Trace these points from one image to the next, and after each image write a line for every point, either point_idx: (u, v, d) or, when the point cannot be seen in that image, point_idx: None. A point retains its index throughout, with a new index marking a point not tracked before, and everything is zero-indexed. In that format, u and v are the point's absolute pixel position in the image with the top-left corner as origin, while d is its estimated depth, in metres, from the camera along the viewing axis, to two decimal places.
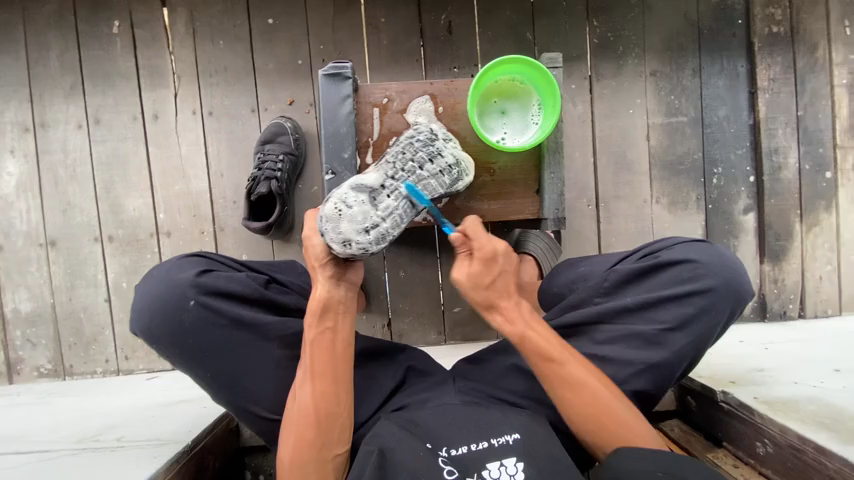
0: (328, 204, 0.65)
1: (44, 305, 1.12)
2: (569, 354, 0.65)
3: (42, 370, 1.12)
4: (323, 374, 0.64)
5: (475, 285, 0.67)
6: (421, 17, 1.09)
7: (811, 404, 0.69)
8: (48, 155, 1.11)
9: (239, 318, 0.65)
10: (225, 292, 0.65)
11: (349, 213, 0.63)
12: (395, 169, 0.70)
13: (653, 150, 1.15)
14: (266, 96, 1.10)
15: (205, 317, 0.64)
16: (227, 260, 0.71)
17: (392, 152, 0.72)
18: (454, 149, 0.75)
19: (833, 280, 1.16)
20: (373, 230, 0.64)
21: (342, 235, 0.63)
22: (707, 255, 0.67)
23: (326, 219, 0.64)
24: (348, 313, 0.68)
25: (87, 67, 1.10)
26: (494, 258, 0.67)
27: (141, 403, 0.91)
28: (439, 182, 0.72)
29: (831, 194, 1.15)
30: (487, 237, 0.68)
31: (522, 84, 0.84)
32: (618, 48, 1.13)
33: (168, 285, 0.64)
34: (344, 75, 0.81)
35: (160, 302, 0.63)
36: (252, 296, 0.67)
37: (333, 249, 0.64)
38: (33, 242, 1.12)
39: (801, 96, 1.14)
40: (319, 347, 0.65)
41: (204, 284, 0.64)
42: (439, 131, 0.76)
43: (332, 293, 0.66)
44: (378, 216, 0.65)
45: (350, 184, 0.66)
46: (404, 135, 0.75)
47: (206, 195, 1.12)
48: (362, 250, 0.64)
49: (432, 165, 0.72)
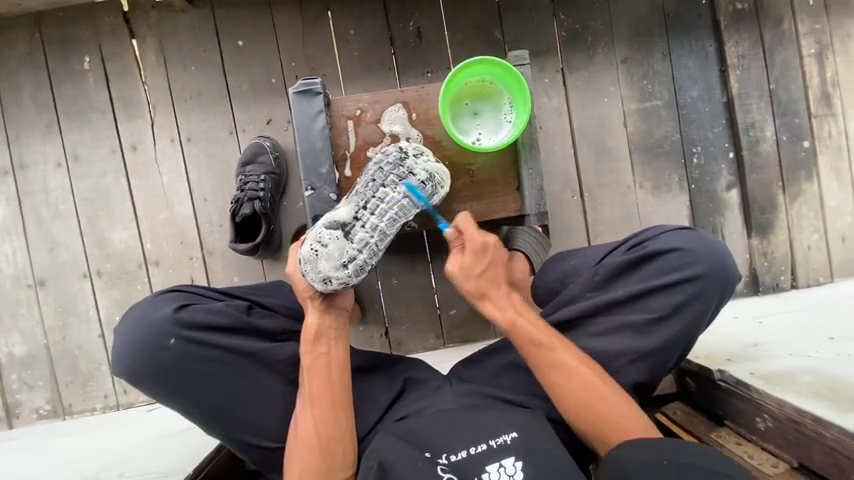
0: (305, 245, 0.67)
1: (38, 346, 1.11)
2: (555, 339, 0.67)
3: (42, 412, 1.11)
4: (322, 399, 0.65)
5: (465, 275, 0.70)
6: (389, 25, 1.09)
7: (807, 375, 0.70)
8: (30, 196, 1.11)
9: (223, 349, 0.65)
10: (205, 325, 0.65)
11: (326, 251, 0.66)
12: (366, 198, 0.70)
13: (632, 136, 1.16)
14: (243, 117, 1.10)
15: (188, 353, 0.63)
16: (206, 291, 0.70)
17: (363, 179, 0.72)
18: (425, 163, 0.73)
19: (821, 248, 1.17)
20: (351, 263, 0.66)
21: (322, 274, 0.66)
22: (693, 243, 0.68)
23: (305, 260, 0.67)
24: (342, 337, 0.68)
25: (61, 104, 1.10)
26: (484, 249, 0.71)
27: (142, 436, 0.90)
28: (413, 201, 0.71)
29: (810, 163, 1.16)
30: (477, 230, 0.72)
31: (492, 84, 0.84)
32: (587, 38, 1.14)
33: (147, 325, 0.64)
34: (314, 91, 0.81)
35: (141, 343, 0.63)
36: (233, 326, 0.66)
37: (315, 287, 0.67)
38: (21, 284, 1.11)
39: (771, 70, 1.15)
40: (316, 373, 0.65)
41: (183, 320, 0.64)
42: (410, 146, 0.75)
43: (323, 320, 0.67)
44: (354, 249, 0.66)
45: (324, 221, 0.68)
46: (374, 159, 0.74)
47: (191, 221, 1.11)
48: (342, 284, 0.67)
49: (405, 186, 0.72)
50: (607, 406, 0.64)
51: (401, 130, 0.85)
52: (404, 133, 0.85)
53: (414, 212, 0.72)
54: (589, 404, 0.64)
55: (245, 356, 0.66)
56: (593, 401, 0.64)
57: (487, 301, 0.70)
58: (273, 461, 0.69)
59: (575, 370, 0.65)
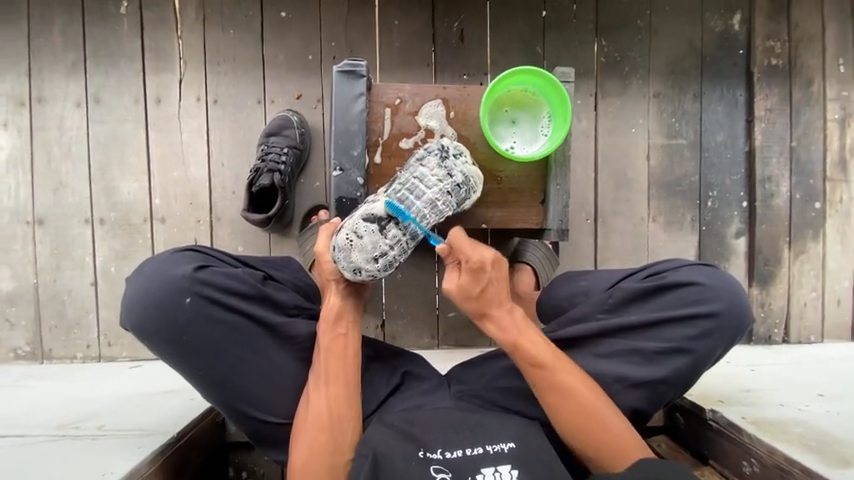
0: (340, 233, 0.66)
1: (27, 285, 1.09)
2: (555, 358, 0.66)
3: (19, 353, 1.08)
4: (335, 378, 0.65)
5: (464, 296, 0.69)
6: (434, 23, 1.10)
7: (798, 427, 0.71)
8: (43, 131, 1.08)
9: (236, 313, 0.63)
10: (221, 288, 0.63)
11: (359, 242, 0.65)
12: (404, 194, 0.69)
13: (652, 170, 1.17)
14: (274, 88, 1.09)
15: (199, 313, 0.62)
16: (224, 256, 0.69)
17: (404, 175, 0.72)
18: (464, 165, 0.74)
19: (816, 307, 1.20)
20: (382, 258, 0.66)
21: (353, 264, 0.65)
22: (712, 279, 0.69)
23: (339, 248, 0.66)
24: (359, 321, 0.69)
25: (91, 45, 1.08)
26: (482, 268, 0.68)
27: (124, 392, 0.88)
28: (448, 203, 0.71)
29: (819, 224, 1.19)
30: (473, 248, 0.69)
31: (534, 95, 0.85)
32: (624, 68, 1.15)
33: (162, 279, 0.62)
34: (358, 73, 0.81)
35: (154, 296, 0.61)
36: (248, 293, 0.65)
37: (344, 275, 0.67)
38: (20, 220, 1.08)
39: (795, 128, 1.18)
40: (332, 351, 0.65)
41: (201, 279, 0.62)
42: (451, 145, 0.75)
43: (346, 303, 0.68)
44: (387, 244, 0.65)
45: (361, 210, 0.68)
46: (417, 155, 0.74)
47: (205, 183, 1.10)
48: (371, 276, 0.66)
49: (443, 185, 0.71)
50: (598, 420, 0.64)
51: (436, 126, 0.84)
52: (439, 129, 0.85)
53: (447, 214, 0.71)
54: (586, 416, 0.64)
55: (254, 324, 0.65)
56: (583, 411, 0.64)
57: (487, 320, 0.69)
58: (269, 434, 0.68)
59: (570, 389, 0.65)
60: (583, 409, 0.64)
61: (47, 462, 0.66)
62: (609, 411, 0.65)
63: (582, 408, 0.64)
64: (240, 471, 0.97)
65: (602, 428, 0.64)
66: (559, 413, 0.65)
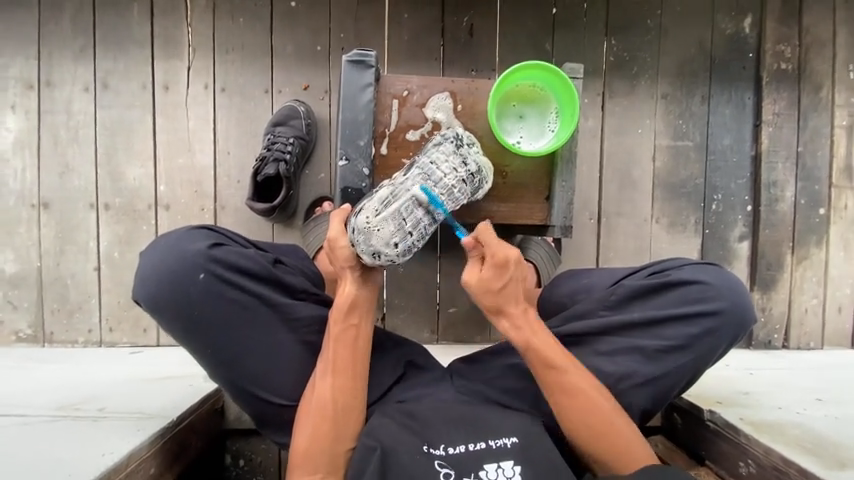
0: (359, 215, 0.65)
1: (30, 268, 1.09)
2: (570, 364, 0.66)
3: (21, 335, 1.09)
4: (343, 368, 0.65)
5: (483, 289, 0.68)
6: (443, 17, 1.09)
7: (796, 428, 0.71)
8: (51, 115, 1.09)
9: (247, 293, 0.64)
10: (234, 267, 0.64)
11: (380, 226, 0.64)
12: (422, 180, 0.69)
13: (658, 171, 1.17)
14: (281, 78, 1.09)
15: (211, 290, 0.62)
16: (237, 236, 0.69)
17: (421, 159, 0.72)
18: (477, 155, 0.75)
19: (817, 314, 1.20)
20: (401, 242, 0.65)
21: (372, 247, 0.64)
22: (715, 278, 0.69)
23: (357, 231, 0.65)
24: (372, 311, 0.68)
25: (101, 30, 1.08)
26: (507, 264, 0.67)
27: (125, 377, 0.89)
28: (461, 191, 0.72)
29: (822, 230, 1.19)
30: (498, 242, 0.68)
31: (542, 91, 0.84)
32: (632, 67, 1.15)
33: (177, 254, 0.62)
34: (367, 63, 0.80)
35: (167, 271, 0.62)
36: (259, 274, 0.65)
37: (362, 259, 0.66)
38: (25, 202, 1.09)
39: (802, 133, 1.17)
40: (342, 342, 0.65)
41: (215, 257, 0.63)
42: (464, 136, 0.76)
43: (361, 291, 0.67)
44: (408, 228, 0.65)
45: (383, 193, 0.67)
46: (432, 141, 0.75)
47: (210, 171, 1.10)
48: (389, 261, 0.65)
49: (458, 173, 0.72)
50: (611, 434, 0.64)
51: (443, 119, 0.84)
52: (446, 122, 0.84)
53: (461, 202, 0.72)
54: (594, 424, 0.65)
55: (264, 305, 0.65)
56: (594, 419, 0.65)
57: (503, 318, 0.68)
58: (272, 416, 0.68)
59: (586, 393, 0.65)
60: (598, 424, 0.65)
61: (48, 440, 0.66)
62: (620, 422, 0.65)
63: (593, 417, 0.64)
64: (238, 458, 0.98)
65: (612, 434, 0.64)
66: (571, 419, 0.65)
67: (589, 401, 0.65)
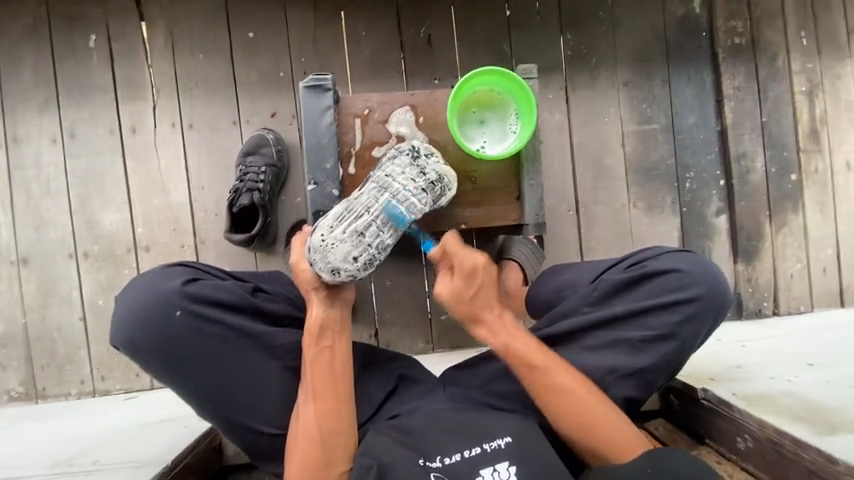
0: (315, 233, 0.67)
1: (15, 325, 1.08)
2: (547, 360, 0.67)
3: (13, 394, 1.07)
4: (324, 393, 0.64)
5: (456, 299, 0.70)
6: (401, 31, 1.11)
7: (785, 397, 0.71)
8: (21, 171, 1.08)
9: (227, 326, 0.64)
10: (212, 301, 0.64)
11: (337, 243, 0.65)
12: (378, 193, 0.69)
13: (629, 157, 1.19)
14: (248, 108, 1.10)
15: (190, 327, 0.62)
16: (213, 269, 0.69)
17: (376, 173, 0.72)
18: (436, 163, 0.74)
19: (803, 278, 1.21)
20: (360, 257, 0.65)
21: (331, 265, 0.65)
22: (691, 264, 0.70)
23: (314, 250, 0.66)
24: (345, 330, 0.67)
25: (62, 80, 1.08)
26: (474, 273, 0.70)
27: (119, 425, 0.88)
28: (423, 200, 0.71)
29: (796, 196, 1.21)
30: (463, 252, 0.71)
31: (500, 95, 0.85)
32: (591, 59, 1.17)
33: (152, 294, 0.63)
34: (324, 86, 0.80)
35: (143, 312, 0.62)
36: (238, 304, 0.66)
37: (323, 278, 0.66)
38: (3, 260, 1.08)
39: (764, 104, 1.20)
40: (319, 367, 0.65)
41: (190, 294, 0.63)
42: (422, 146, 0.76)
43: (329, 312, 0.66)
44: (367, 243, 0.66)
45: (338, 208, 0.68)
46: (388, 155, 0.76)
47: (187, 207, 1.10)
48: (350, 276, 0.66)
49: (417, 182, 0.72)
50: (597, 419, 0.65)
51: (407, 132, 0.85)
52: (410, 134, 0.85)
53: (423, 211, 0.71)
54: (579, 414, 0.66)
55: (246, 337, 0.65)
56: (577, 406, 0.66)
57: (478, 325, 0.71)
58: (265, 448, 0.68)
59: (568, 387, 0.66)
60: (583, 413, 0.66)
61: None
62: (608, 410, 0.66)
63: (576, 406, 0.66)
64: None
65: (599, 422, 0.65)
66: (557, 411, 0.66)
67: (569, 392, 0.66)
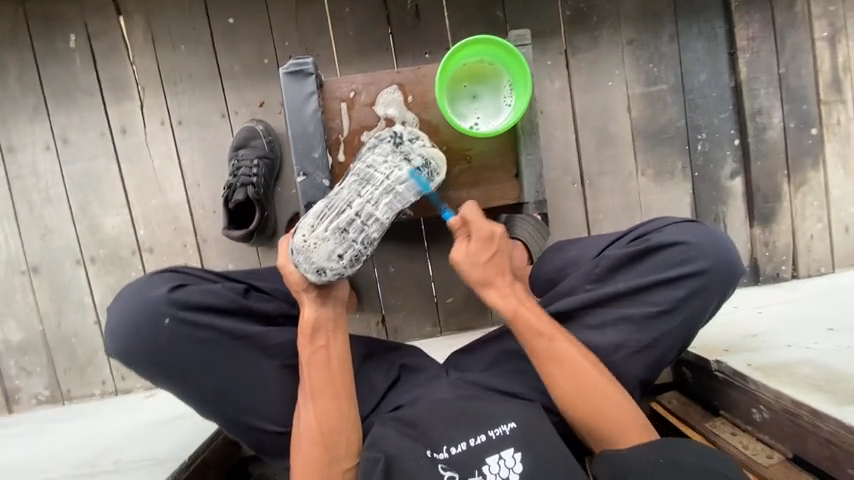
0: (296, 235, 0.66)
1: (34, 332, 1.11)
2: (558, 333, 0.66)
3: (40, 396, 1.12)
4: (322, 393, 0.65)
5: (472, 263, 0.69)
6: (386, 4, 1.05)
7: (804, 367, 0.68)
8: (20, 181, 1.09)
9: (215, 330, 0.65)
10: (201, 306, 0.65)
11: (320, 244, 0.65)
12: (361, 187, 0.68)
13: (635, 123, 1.13)
14: (235, 99, 1.07)
15: (182, 333, 0.64)
16: (201, 274, 0.70)
17: (357, 164, 0.70)
18: (421, 147, 0.72)
19: (824, 238, 1.16)
20: (345, 254, 0.65)
21: (315, 265, 0.65)
22: (699, 236, 0.67)
23: (298, 251, 0.66)
24: (339, 329, 0.67)
25: (48, 85, 1.07)
26: (492, 237, 0.69)
27: (139, 423, 0.91)
28: (409, 188, 0.69)
29: (817, 151, 1.14)
30: (484, 219, 0.70)
31: (491, 66, 0.80)
32: (591, 19, 1.09)
33: (140, 303, 0.64)
34: (306, 71, 0.77)
35: (132, 322, 0.64)
36: (229, 307, 0.66)
37: (308, 278, 0.66)
38: (15, 270, 1.10)
39: (783, 53, 1.11)
40: (315, 366, 0.65)
41: (178, 301, 0.64)
42: (404, 131, 0.74)
43: (321, 311, 0.66)
44: (351, 240, 0.65)
45: (318, 207, 0.67)
46: (368, 144, 0.73)
47: (185, 206, 1.10)
48: (336, 274, 0.65)
49: (400, 171, 0.70)
50: (606, 404, 0.63)
51: (396, 114, 0.81)
52: (400, 116, 0.81)
53: (411, 200, 0.69)
54: (587, 399, 0.64)
55: (238, 339, 0.66)
56: (586, 390, 0.64)
57: (489, 289, 0.69)
58: (270, 446, 0.69)
59: (579, 367, 0.64)
60: (592, 398, 0.64)
61: None
62: (617, 394, 0.64)
63: (586, 389, 0.64)
64: None
65: (608, 407, 0.63)
66: (565, 394, 0.64)
67: (579, 372, 0.64)
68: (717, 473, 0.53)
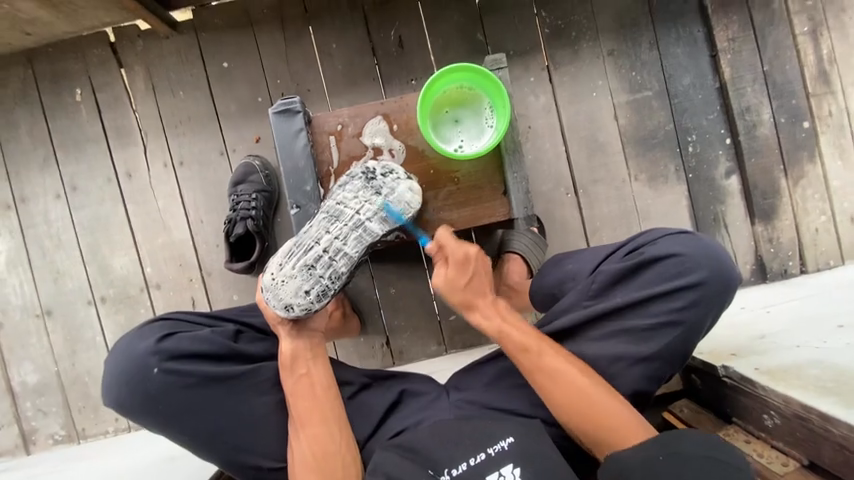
0: (266, 275, 0.75)
1: (50, 374, 1.14)
2: (545, 343, 0.68)
3: (56, 437, 1.14)
4: (311, 417, 0.70)
5: (452, 288, 0.73)
6: (371, 36, 1.09)
7: (815, 368, 0.66)
8: (33, 228, 1.14)
9: (203, 376, 0.69)
10: (189, 354, 0.70)
11: (286, 282, 0.73)
12: (330, 225, 0.75)
13: (624, 130, 1.14)
14: (232, 137, 1.12)
15: (171, 382, 0.68)
16: (190, 321, 0.76)
17: (329, 201, 0.77)
18: (395, 180, 0.78)
19: (829, 231, 1.14)
20: (312, 291, 0.73)
21: (283, 301, 0.73)
22: (691, 247, 0.68)
23: (267, 289, 0.74)
24: (317, 355, 0.74)
25: (57, 137, 1.12)
26: (467, 260, 0.73)
27: (150, 460, 0.91)
28: (376, 224, 0.76)
29: (812, 144, 1.13)
30: (457, 243, 0.74)
31: (471, 90, 0.83)
32: (571, 34, 1.12)
33: (131, 356, 0.70)
34: (293, 109, 0.81)
35: (125, 374, 0.69)
36: (217, 352, 0.71)
37: (277, 313, 0.74)
38: (30, 315, 1.14)
39: (765, 51, 1.12)
40: (300, 393, 0.71)
41: (166, 350, 0.69)
42: (378, 166, 0.79)
43: (297, 344, 0.73)
44: (317, 276, 0.74)
45: (288, 246, 0.75)
46: (341, 181, 0.79)
47: (189, 242, 1.13)
48: (304, 310, 0.73)
49: (368, 208, 0.76)
50: (599, 411, 0.63)
51: (383, 142, 0.85)
52: (386, 144, 0.85)
53: (379, 235, 0.77)
54: (579, 409, 0.64)
55: (227, 381, 0.71)
56: (580, 400, 0.64)
57: (473, 312, 0.73)
58: (266, 478, 0.73)
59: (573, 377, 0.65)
60: (586, 406, 0.64)
61: None
62: (611, 401, 0.64)
63: (581, 398, 0.64)
64: None
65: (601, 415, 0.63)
66: (560, 403, 0.65)
67: (574, 382, 0.65)
68: (724, 464, 0.50)
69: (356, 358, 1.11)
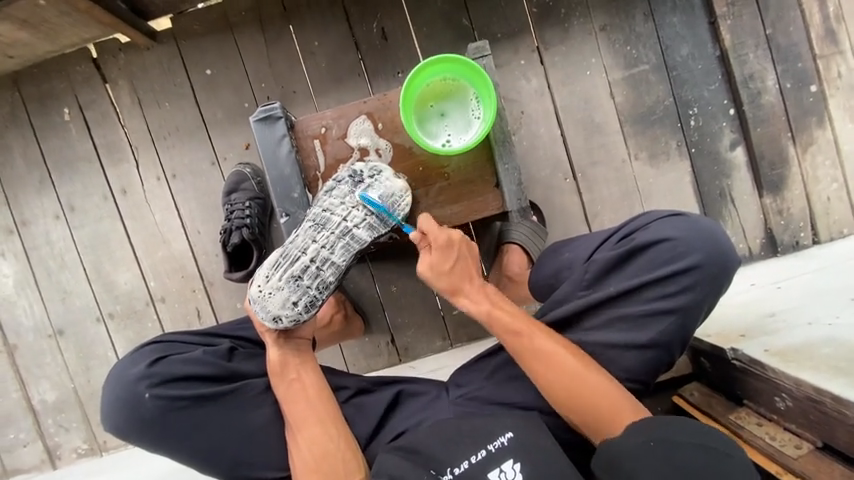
0: (252, 287, 0.75)
1: (67, 391, 1.17)
2: (534, 327, 0.67)
3: (80, 451, 1.17)
4: (306, 422, 0.71)
5: (436, 274, 0.72)
6: (353, 31, 1.06)
7: (827, 347, 0.62)
8: (36, 251, 1.15)
9: (196, 396, 0.72)
10: (182, 377, 0.72)
11: (273, 294, 0.74)
12: (317, 233, 0.75)
13: (621, 108, 1.10)
14: (222, 145, 1.11)
15: (166, 405, 0.71)
16: (182, 343, 0.77)
17: (314, 209, 0.76)
18: (382, 181, 0.77)
19: (842, 198, 1.09)
20: (300, 301, 0.75)
21: (272, 313, 0.74)
22: (684, 230, 0.66)
23: (256, 301, 0.75)
24: (305, 360, 0.76)
25: (50, 159, 1.13)
26: (450, 245, 0.72)
27: (167, 470, 0.94)
28: (364, 231, 0.76)
29: (821, 108, 1.08)
30: (439, 229, 0.73)
31: (455, 81, 0.81)
32: (560, 11, 1.08)
33: (126, 383, 0.72)
34: (275, 115, 0.80)
35: (122, 401, 0.72)
36: (210, 373, 0.73)
37: (266, 326, 0.75)
38: (43, 335, 1.16)
39: (767, 13, 1.06)
40: (294, 398, 0.73)
41: (160, 375, 0.72)
42: (365, 168, 0.79)
43: (285, 351, 0.75)
44: (305, 286, 0.75)
45: (274, 256, 0.76)
46: (327, 186, 0.78)
47: (189, 253, 1.13)
48: (293, 321, 0.74)
49: (353, 214, 0.76)
50: (591, 395, 0.63)
51: (368, 142, 0.83)
52: (372, 144, 0.83)
53: (366, 240, 0.76)
54: (572, 394, 0.63)
55: (222, 398, 0.73)
56: (574, 386, 0.63)
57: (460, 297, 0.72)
58: None
59: (565, 360, 0.64)
60: (580, 391, 0.63)
61: None
62: (604, 385, 0.63)
63: (574, 383, 0.63)
64: None
65: (594, 399, 0.62)
66: (553, 387, 0.64)
67: (565, 366, 0.64)
68: (716, 451, 0.50)
69: (363, 359, 1.11)
